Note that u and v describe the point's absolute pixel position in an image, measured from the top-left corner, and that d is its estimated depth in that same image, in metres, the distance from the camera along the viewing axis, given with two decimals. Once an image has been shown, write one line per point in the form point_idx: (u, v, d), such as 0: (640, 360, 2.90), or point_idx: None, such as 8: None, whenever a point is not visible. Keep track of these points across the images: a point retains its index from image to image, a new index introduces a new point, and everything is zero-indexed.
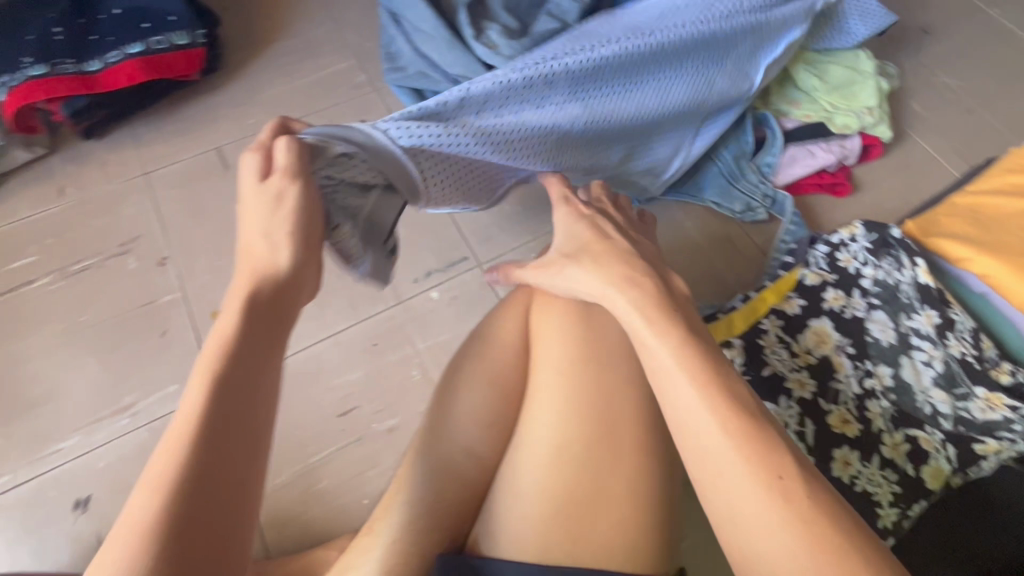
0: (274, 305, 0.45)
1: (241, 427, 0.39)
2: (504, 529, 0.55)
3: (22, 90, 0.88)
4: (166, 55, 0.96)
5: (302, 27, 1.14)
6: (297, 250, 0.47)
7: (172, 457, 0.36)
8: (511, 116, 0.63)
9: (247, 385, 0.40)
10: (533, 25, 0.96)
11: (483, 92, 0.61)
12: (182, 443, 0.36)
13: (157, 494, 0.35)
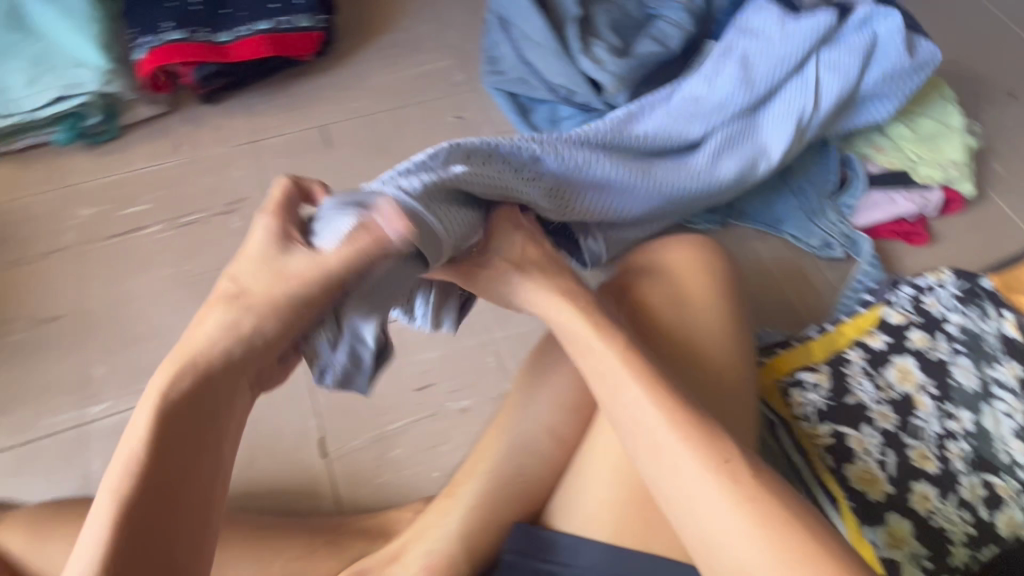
0: (224, 374, 0.44)
1: (189, 457, 0.40)
2: (582, 511, 0.56)
3: (162, 52, 0.96)
4: (289, 34, 1.03)
5: (409, 23, 1.20)
6: (247, 313, 0.45)
7: (109, 520, 0.37)
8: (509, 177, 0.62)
9: (192, 451, 0.40)
10: (635, 47, 1.01)
11: (480, 151, 0.60)
12: (128, 481, 0.38)
13: (107, 518, 0.37)
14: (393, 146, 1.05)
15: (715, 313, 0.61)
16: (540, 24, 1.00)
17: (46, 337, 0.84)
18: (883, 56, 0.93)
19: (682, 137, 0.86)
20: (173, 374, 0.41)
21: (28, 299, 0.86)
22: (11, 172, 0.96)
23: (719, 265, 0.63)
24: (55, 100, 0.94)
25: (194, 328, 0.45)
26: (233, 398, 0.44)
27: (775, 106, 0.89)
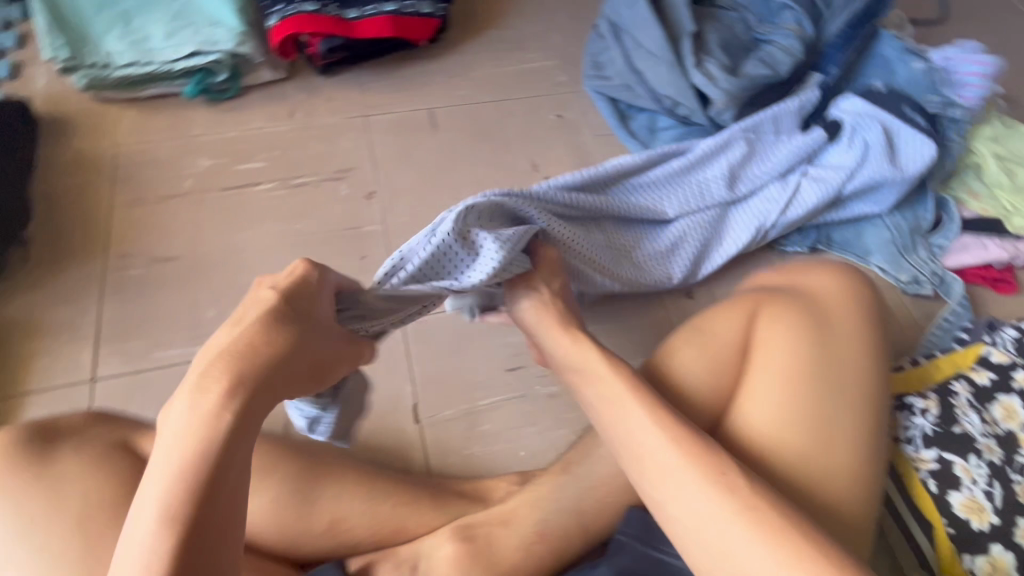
0: (247, 394, 0.43)
1: (228, 485, 0.40)
2: None
3: (295, 21, 1.00)
4: (411, 19, 1.08)
5: (516, 20, 1.23)
6: (264, 345, 0.45)
7: (153, 542, 0.37)
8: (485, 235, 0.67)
9: (224, 471, 0.40)
10: (744, 67, 1.03)
11: (452, 215, 0.65)
12: (167, 504, 0.38)
13: (151, 532, 0.37)
14: (495, 136, 1.08)
15: (859, 341, 0.58)
16: (654, 34, 1.03)
17: (162, 276, 0.88)
18: (871, 155, 0.96)
19: (678, 209, 0.90)
20: (193, 396, 0.41)
21: (147, 238, 0.90)
22: (138, 118, 1.00)
23: (864, 294, 0.62)
24: (189, 55, 1.00)
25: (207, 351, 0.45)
26: (261, 418, 0.43)
27: (747, 203, 0.94)
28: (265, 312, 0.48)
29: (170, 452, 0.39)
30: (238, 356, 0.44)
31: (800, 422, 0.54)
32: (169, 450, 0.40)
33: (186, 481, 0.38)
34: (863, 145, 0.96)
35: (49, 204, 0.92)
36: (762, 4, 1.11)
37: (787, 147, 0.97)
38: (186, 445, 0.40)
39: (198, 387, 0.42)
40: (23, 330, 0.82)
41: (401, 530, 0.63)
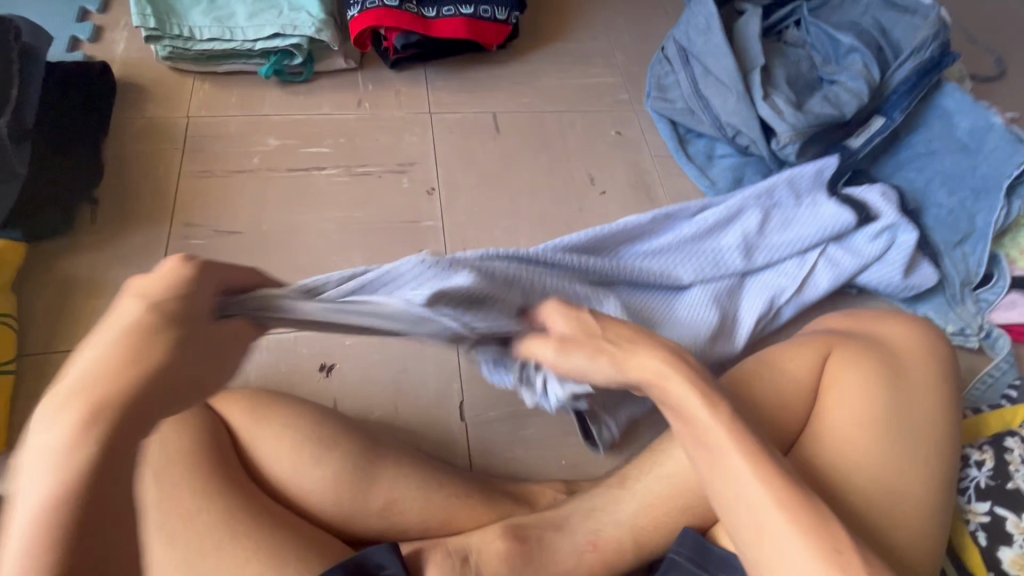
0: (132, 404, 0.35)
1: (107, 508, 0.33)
2: None
3: (375, 14, 1.03)
4: (486, 23, 1.09)
5: (582, 35, 1.25)
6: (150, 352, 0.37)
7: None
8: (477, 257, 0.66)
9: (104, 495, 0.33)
10: (808, 103, 1.04)
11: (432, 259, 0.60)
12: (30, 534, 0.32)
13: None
14: (555, 146, 1.09)
15: (931, 390, 0.62)
16: (725, 63, 1.05)
17: (223, 248, 0.89)
18: (888, 256, 0.94)
19: (686, 271, 0.86)
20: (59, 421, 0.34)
21: (212, 210, 0.92)
22: (212, 93, 1.03)
23: (938, 347, 0.66)
24: (269, 37, 1.02)
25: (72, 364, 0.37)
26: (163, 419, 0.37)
27: (760, 275, 0.90)
28: (140, 320, 0.38)
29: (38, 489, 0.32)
30: (95, 382, 0.35)
31: (874, 459, 0.57)
32: (29, 492, 0.33)
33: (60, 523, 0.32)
34: (887, 243, 0.93)
35: (120, 166, 0.93)
36: (830, 43, 1.11)
37: (813, 215, 0.93)
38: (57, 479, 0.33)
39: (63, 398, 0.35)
40: (85, 286, 0.83)
41: (451, 521, 0.65)
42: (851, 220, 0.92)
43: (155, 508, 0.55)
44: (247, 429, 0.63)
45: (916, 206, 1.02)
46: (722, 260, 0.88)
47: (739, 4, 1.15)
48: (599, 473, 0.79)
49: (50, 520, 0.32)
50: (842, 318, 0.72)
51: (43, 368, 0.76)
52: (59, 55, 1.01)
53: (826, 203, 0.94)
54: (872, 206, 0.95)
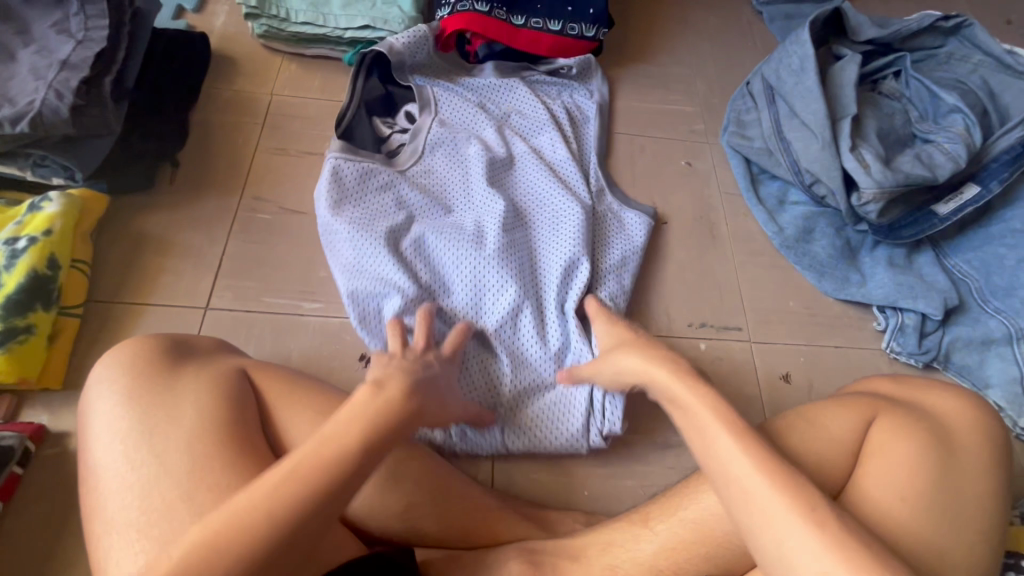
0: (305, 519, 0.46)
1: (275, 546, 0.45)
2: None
3: (463, 17, 1.03)
4: (572, 40, 1.08)
5: (663, 59, 1.23)
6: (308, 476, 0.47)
7: (265, 530, 0.45)
8: (418, 170, 0.92)
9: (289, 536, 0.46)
10: (897, 159, 0.97)
11: (413, 163, 0.93)
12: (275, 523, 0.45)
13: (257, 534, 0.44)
14: (622, 169, 1.07)
15: (983, 476, 0.58)
16: (813, 107, 1.00)
17: (286, 225, 0.91)
18: (545, 191, 0.93)
19: (415, 204, 0.88)
20: (289, 488, 0.46)
21: (281, 187, 0.94)
22: (297, 74, 1.06)
23: (994, 429, 0.62)
24: (360, 27, 1.04)
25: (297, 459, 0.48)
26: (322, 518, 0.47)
27: (471, 184, 0.92)
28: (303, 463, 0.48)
29: (261, 481, 0.47)
30: (305, 475, 0.47)
31: (912, 536, 0.54)
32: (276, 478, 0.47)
33: (258, 524, 0.45)
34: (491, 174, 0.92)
35: (202, 133, 0.97)
36: (930, 99, 1.03)
37: (458, 167, 0.93)
38: (265, 496, 0.46)
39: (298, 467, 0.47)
40: (157, 244, 0.87)
41: (469, 533, 0.65)
42: (479, 166, 0.92)
43: (185, 477, 0.55)
44: (275, 407, 0.64)
45: (1004, 285, 0.94)
46: (439, 200, 0.90)
47: (838, 47, 1.10)
48: (621, 509, 0.77)
49: (261, 530, 0.45)
50: (890, 384, 0.68)
51: (105, 317, 0.81)
52: (164, 22, 1.07)
53: (375, 176, 0.88)
54: (525, 197, 0.92)
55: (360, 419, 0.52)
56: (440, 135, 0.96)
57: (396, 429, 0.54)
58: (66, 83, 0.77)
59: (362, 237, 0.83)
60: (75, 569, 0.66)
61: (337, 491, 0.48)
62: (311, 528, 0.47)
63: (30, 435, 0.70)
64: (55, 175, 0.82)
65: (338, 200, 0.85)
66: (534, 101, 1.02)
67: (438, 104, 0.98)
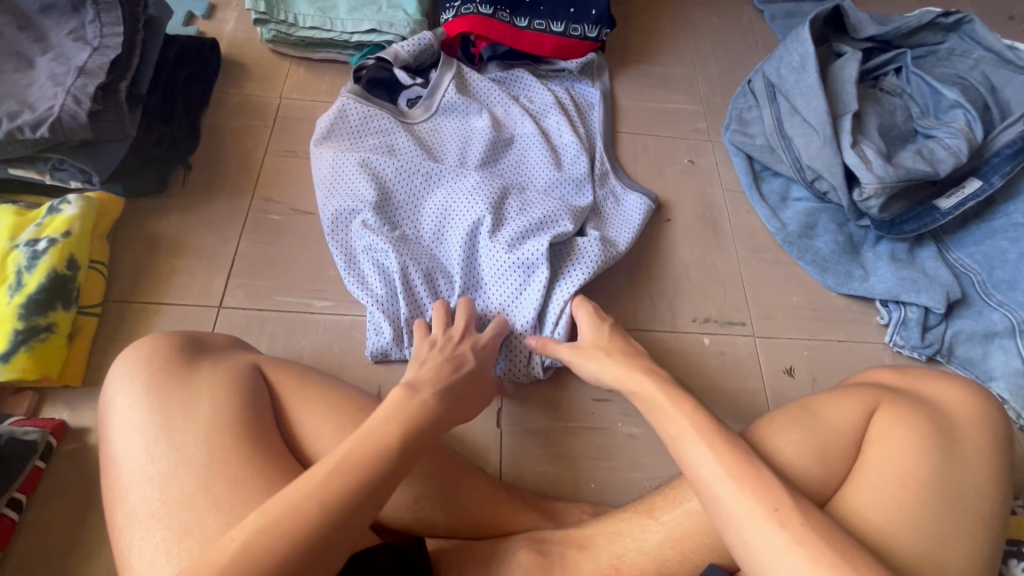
0: (358, 507, 0.47)
1: (328, 529, 0.45)
2: None
3: (467, 19, 1.05)
4: (574, 40, 1.10)
5: (665, 59, 1.24)
6: (362, 464, 0.49)
7: (320, 509, 0.45)
8: (421, 127, 0.97)
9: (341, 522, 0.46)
10: (898, 154, 0.97)
11: (417, 120, 0.98)
12: (326, 505, 0.45)
13: (310, 516, 0.45)
14: (625, 167, 1.08)
15: (984, 463, 0.59)
16: (814, 104, 1.01)
17: (297, 226, 0.93)
18: (544, 170, 0.95)
19: (411, 152, 0.92)
20: (343, 474, 0.47)
21: (291, 188, 0.96)
22: (305, 78, 1.08)
23: (995, 418, 0.63)
24: (366, 31, 1.06)
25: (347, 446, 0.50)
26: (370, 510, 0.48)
27: (471, 147, 0.96)
28: (356, 454, 0.49)
29: (315, 473, 0.47)
30: (356, 463, 0.48)
31: (911, 522, 0.55)
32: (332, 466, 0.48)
33: (316, 503, 0.45)
34: (492, 142, 0.96)
35: (213, 138, 1.00)
36: (932, 95, 1.04)
37: (461, 130, 0.98)
38: (317, 485, 0.46)
39: (351, 456, 0.49)
40: (170, 246, 0.89)
41: (479, 524, 0.67)
42: (481, 134, 0.96)
43: (204, 469, 0.57)
44: (289, 401, 0.66)
45: (1007, 278, 0.95)
46: (437, 154, 0.94)
47: (838, 44, 1.11)
48: (627, 500, 0.78)
49: (321, 509, 0.45)
50: (893, 375, 0.69)
51: (121, 317, 0.83)
52: (175, 29, 1.09)
53: (374, 125, 0.94)
54: (524, 171, 0.96)
55: (400, 414, 0.54)
56: (449, 98, 0.99)
57: (430, 426, 0.55)
58: (83, 89, 0.80)
59: (354, 170, 0.88)
60: (96, 560, 0.68)
61: (382, 475, 0.49)
62: (365, 509, 0.47)
63: (51, 430, 0.72)
64: (72, 178, 0.85)
65: (337, 134, 0.93)
66: (543, 90, 1.05)
67: (462, 73, 1.02)
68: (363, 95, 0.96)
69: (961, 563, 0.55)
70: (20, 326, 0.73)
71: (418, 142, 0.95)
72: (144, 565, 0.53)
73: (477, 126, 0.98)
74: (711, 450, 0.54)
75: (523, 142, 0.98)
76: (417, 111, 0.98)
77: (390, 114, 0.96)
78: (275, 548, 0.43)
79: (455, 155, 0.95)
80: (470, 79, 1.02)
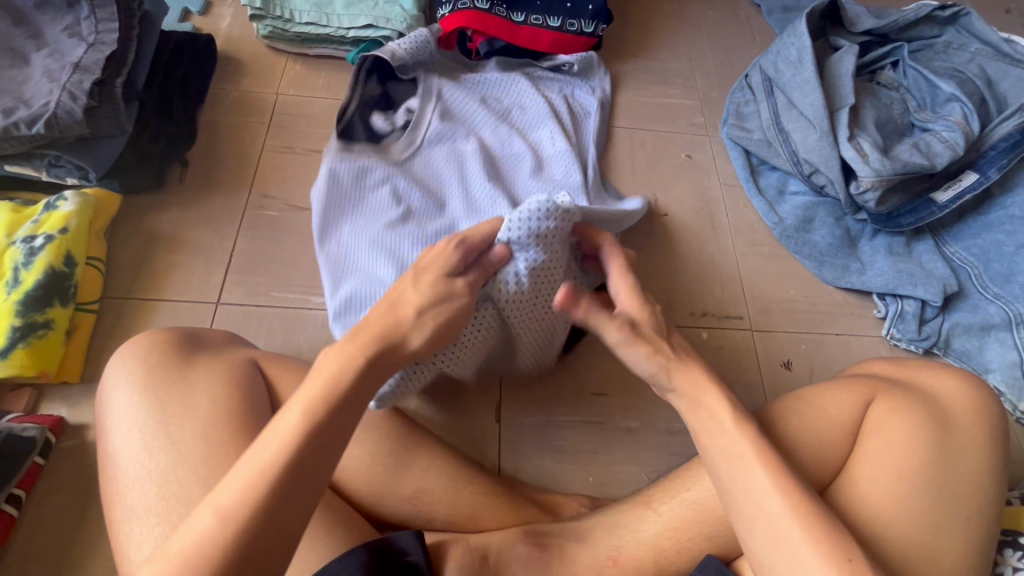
0: (304, 475, 0.47)
1: (275, 502, 0.45)
2: None
3: (464, 14, 1.05)
4: (571, 36, 1.10)
5: (662, 54, 1.24)
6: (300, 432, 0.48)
7: (260, 487, 0.45)
8: (415, 166, 0.94)
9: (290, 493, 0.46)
10: (895, 148, 0.97)
11: (408, 160, 0.95)
12: (267, 480, 0.45)
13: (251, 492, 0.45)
14: (622, 162, 1.08)
15: (980, 452, 0.60)
16: (811, 98, 1.01)
17: (294, 222, 0.93)
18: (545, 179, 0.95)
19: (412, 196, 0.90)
20: (279, 446, 0.47)
21: (288, 185, 0.96)
22: (301, 74, 1.08)
23: (991, 408, 0.63)
24: (362, 27, 1.06)
25: (280, 422, 0.48)
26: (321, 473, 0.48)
27: (470, 176, 0.94)
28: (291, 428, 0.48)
29: (242, 468, 0.46)
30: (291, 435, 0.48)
31: (906, 512, 0.56)
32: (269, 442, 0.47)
33: (255, 482, 0.45)
34: (489, 166, 0.95)
35: (209, 134, 0.99)
36: (928, 88, 1.04)
37: (453, 158, 0.96)
38: (247, 480, 0.45)
39: (286, 431, 0.48)
40: (167, 242, 0.89)
41: (475, 518, 0.66)
42: (475, 159, 0.95)
43: (202, 464, 0.57)
44: (286, 395, 0.66)
45: (1004, 271, 0.95)
46: (435, 190, 0.92)
47: (836, 38, 1.10)
48: (625, 493, 0.79)
49: (256, 500, 0.44)
50: (890, 367, 0.70)
51: (119, 313, 0.83)
52: (171, 25, 1.09)
53: (364, 171, 0.90)
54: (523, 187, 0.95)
55: (319, 386, 0.50)
56: (436, 129, 0.97)
57: (353, 387, 0.51)
58: (79, 85, 0.80)
59: (357, 232, 0.85)
60: (95, 555, 0.68)
61: (312, 455, 0.47)
62: (308, 480, 0.47)
63: (50, 427, 0.72)
64: (69, 175, 0.85)
65: (335, 201, 0.88)
66: (529, 95, 1.04)
67: (441, 95, 1.00)
68: (349, 145, 0.91)
69: (957, 552, 0.55)
70: (17, 323, 0.73)
71: (416, 182, 0.92)
72: (142, 559, 0.54)
73: (471, 149, 0.96)
74: (705, 439, 0.54)
75: (523, 159, 0.97)
76: (406, 148, 0.95)
77: (381, 158, 0.93)
78: (225, 532, 0.43)
79: (454, 187, 0.93)
80: (449, 98, 1.00)
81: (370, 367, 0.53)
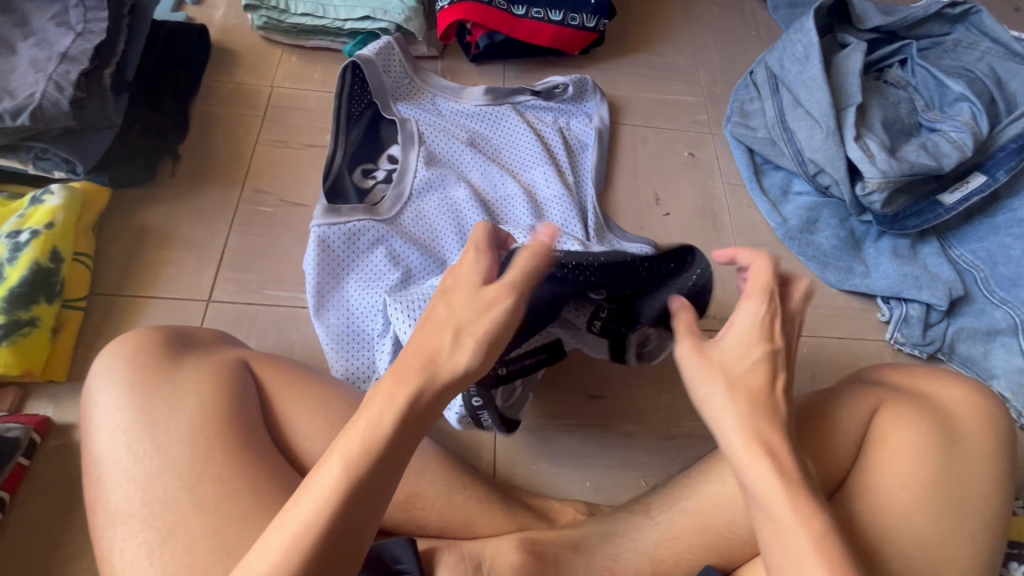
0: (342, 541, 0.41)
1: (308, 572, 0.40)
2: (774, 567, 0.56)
3: (463, 7, 1.03)
4: (573, 30, 1.07)
5: (665, 49, 1.21)
6: (337, 482, 0.41)
7: (291, 552, 0.40)
8: (406, 218, 0.87)
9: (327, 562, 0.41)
10: (902, 148, 0.95)
11: (398, 215, 0.87)
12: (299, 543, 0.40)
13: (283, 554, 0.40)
14: (622, 158, 1.07)
15: (987, 464, 0.58)
16: (818, 96, 0.98)
17: (288, 219, 0.91)
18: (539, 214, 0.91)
19: (404, 248, 0.84)
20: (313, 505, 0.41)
21: (282, 180, 0.94)
22: (297, 65, 1.06)
23: (999, 418, 0.61)
24: (359, 18, 1.03)
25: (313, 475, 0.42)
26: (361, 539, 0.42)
27: (465, 220, 0.88)
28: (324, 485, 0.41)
29: (271, 537, 0.41)
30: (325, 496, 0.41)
31: (910, 520, 0.55)
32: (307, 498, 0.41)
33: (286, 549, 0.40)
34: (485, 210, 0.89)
35: (202, 127, 0.97)
36: (937, 87, 1.02)
37: (445, 204, 0.89)
38: (281, 546, 0.40)
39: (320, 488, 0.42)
40: (158, 237, 0.87)
41: (468, 525, 0.64)
42: (469, 205, 0.89)
43: (187, 468, 0.55)
44: (277, 398, 0.64)
45: (1010, 275, 0.93)
46: (430, 241, 0.86)
47: (843, 35, 1.08)
48: (623, 499, 0.77)
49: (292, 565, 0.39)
50: (896, 372, 0.68)
51: (109, 311, 0.81)
52: (164, 15, 1.06)
53: (348, 232, 0.82)
54: (514, 218, 0.90)
55: (357, 438, 0.43)
56: (426, 176, 0.90)
57: (394, 445, 0.43)
58: (66, 76, 0.78)
59: (349, 295, 0.80)
60: (81, 559, 0.66)
61: (355, 522, 0.42)
62: (345, 543, 0.41)
63: (35, 427, 0.71)
64: (56, 167, 0.83)
65: (321, 272, 0.81)
66: (522, 128, 0.99)
67: (423, 139, 0.94)
68: (331, 208, 0.83)
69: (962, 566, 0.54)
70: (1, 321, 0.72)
71: (413, 238, 0.85)
72: (125, 568, 0.52)
73: (463, 194, 0.90)
74: None
75: (517, 200, 0.91)
76: (394, 204, 0.87)
77: (366, 214, 0.84)
78: None
79: (448, 237, 0.87)
80: (431, 137, 0.95)
81: (408, 415, 0.44)
